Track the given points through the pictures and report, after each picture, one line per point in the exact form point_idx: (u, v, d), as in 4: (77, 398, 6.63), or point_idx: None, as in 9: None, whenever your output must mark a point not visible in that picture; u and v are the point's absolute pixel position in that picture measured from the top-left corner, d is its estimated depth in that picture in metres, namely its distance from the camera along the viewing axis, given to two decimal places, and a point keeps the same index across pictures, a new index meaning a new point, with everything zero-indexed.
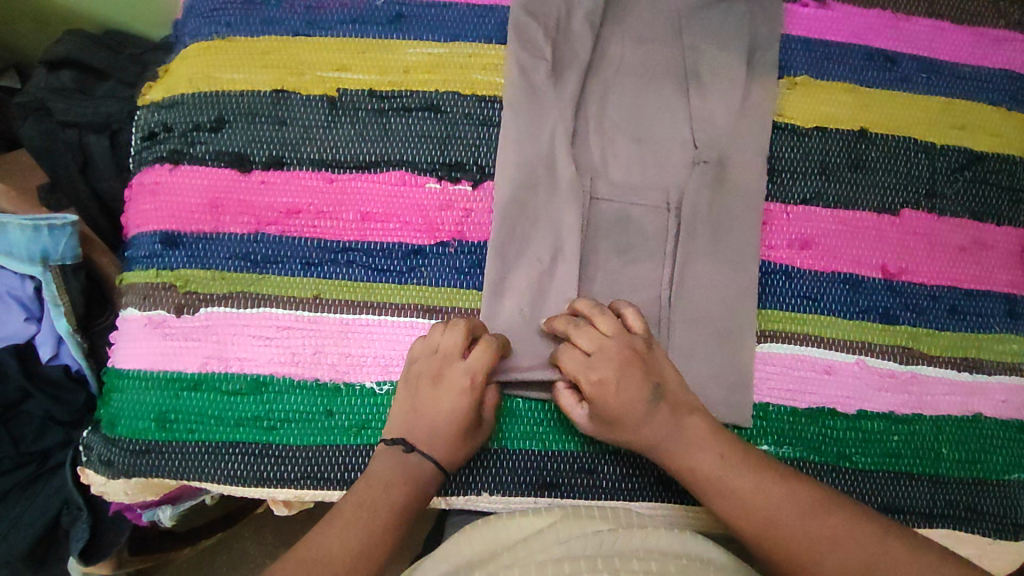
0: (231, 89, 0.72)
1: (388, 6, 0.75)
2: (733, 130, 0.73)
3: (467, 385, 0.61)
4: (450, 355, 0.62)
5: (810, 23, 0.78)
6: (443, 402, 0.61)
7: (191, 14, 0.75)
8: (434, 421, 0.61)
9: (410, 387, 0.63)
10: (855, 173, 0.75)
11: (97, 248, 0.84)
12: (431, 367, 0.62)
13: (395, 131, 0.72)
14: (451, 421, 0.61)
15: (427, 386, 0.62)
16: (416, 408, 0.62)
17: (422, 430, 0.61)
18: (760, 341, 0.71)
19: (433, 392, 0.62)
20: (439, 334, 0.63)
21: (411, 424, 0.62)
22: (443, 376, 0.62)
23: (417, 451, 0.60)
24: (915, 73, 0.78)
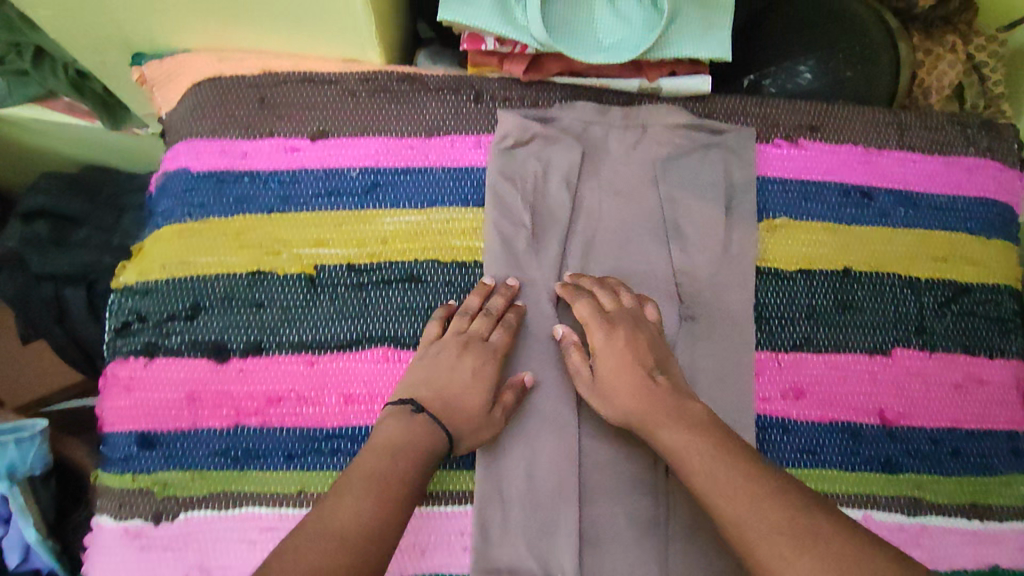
0: (205, 274, 0.70)
1: (363, 176, 0.73)
2: (715, 277, 0.73)
3: (491, 356, 0.66)
4: (476, 335, 0.66)
5: (785, 163, 0.78)
6: (461, 372, 0.64)
7: (163, 193, 0.74)
8: (453, 385, 0.64)
9: (428, 359, 0.65)
10: (843, 315, 0.75)
11: (71, 446, 0.88)
12: (455, 342, 0.66)
13: (375, 305, 0.70)
14: (471, 390, 0.64)
15: (446, 354, 0.65)
16: (439, 372, 0.64)
17: (431, 394, 0.63)
18: (846, 507, 0.69)
19: (455, 360, 0.64)
20: (466, 322, 0.67)
21: (425, 387, 0.63)
22: (466, 350, 0.65)
23: (426, 413, 0.61)
24: (893, 207, 0.77)
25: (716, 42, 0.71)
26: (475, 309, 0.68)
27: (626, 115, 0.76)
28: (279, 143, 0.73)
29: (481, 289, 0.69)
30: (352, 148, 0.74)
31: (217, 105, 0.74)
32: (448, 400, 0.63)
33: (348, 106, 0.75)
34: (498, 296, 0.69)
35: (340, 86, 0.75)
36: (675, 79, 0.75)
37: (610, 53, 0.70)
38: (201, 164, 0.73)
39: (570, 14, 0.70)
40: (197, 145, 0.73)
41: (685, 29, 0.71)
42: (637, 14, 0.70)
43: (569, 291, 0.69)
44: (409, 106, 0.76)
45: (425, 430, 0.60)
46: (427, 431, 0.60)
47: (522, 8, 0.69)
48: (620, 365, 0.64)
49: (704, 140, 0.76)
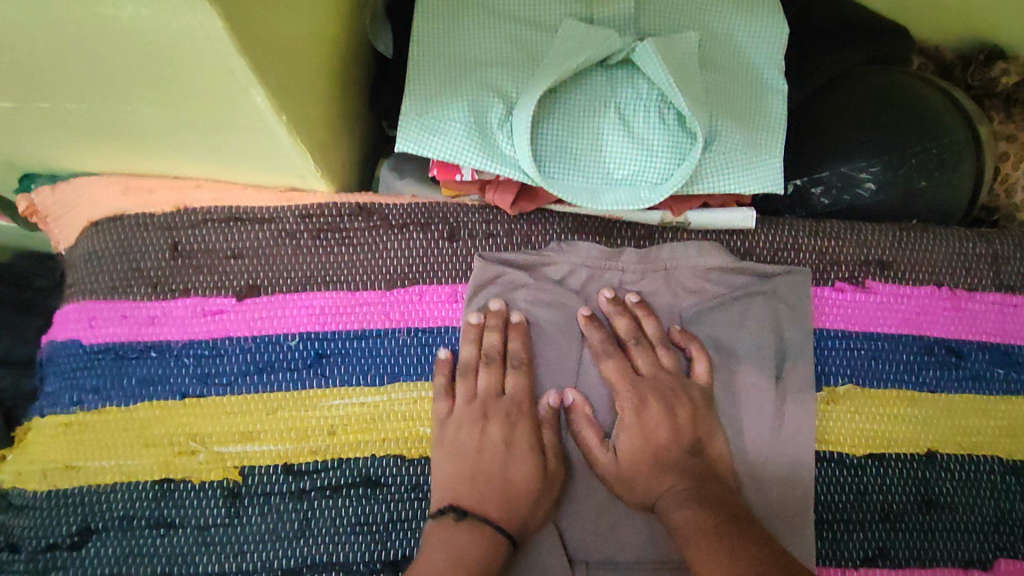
0: (100, 484, 0.54)
1: (305, 345, 0.57)
2: (758, 470, 0.57)
3: (515, 414, 0.56)
4: (489, 395, 0.56)
5: (848, 311, 0.61)
6: (489, 451, 0.54)
7: (51, 369, 0.58)
8: (494, 476, 0.54)
9: (448, 443, 0.55)
10: (928, 516, 0.58)
11: None
12: (471, 413, 0.55)
13: (319, 523, 0.54)
14: (500, 463, 0.54)
15: (469, 431, 0.55)
16: (470, 452, 0.54)
17: (471, 494, 0.53)
18: None
19: (480, 440, 0.54)
20: (498, 380, 0.56)
21: (466, 488, 0.53)
22: (488, 419, 0.55)
23: (473, 518, 0.51)
24: (988, 367, 0.61)
25: (761, 176, 0.55)
26: (498, 324, 0.57)
27: (641, 256, 0.59)
28: (196, 305, 0.57)
29: (499, 321, 0.57)
30: (290, 309, 0.57)
31: (119, 254, 0.58)
32: (502, 486, 0.53)
33: (287, 252, 0.58)
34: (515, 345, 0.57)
35: (276, 227, 0.58)
36: (707, 212, 0.58)
37: (623, 190, 0.53)
38: (96, 336, 0.57)
39: (570, 136, 0.53)
40: (91, 308, 0.57)
41: (721, 156, 0.54)
42: (660, 138, 0.53)
43: (596, 335, 0.57)
44: (365, 249, 0.59)
45: (474, 523, 0.51)
46: (475, 535, 0.50)
47: (505, 135, 0.52)
48: (643, 443, 0.54)
49: (746, 286, 0.59)
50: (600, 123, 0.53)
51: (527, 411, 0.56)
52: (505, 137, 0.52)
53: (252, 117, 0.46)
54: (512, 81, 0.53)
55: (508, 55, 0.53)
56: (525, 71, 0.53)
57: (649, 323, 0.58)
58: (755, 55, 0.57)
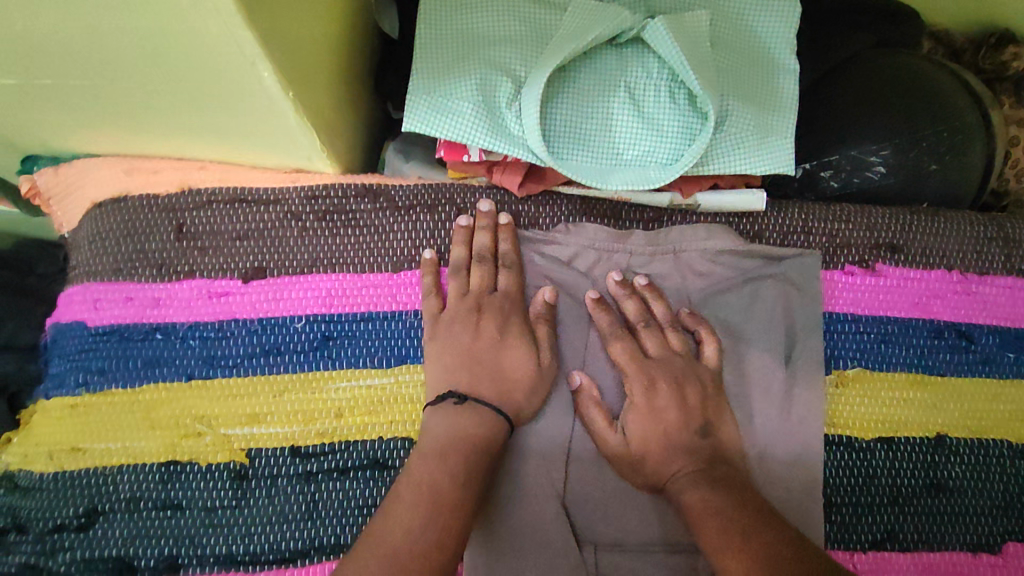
0: (106, 466, 0.54)
1: (311, 328, 0.56)
2: (767, 454, 0.56)
3: (508, 306, 0.56)
4: (482, 292, 0.56)
5: (858, 295, 0.60)
6: (483, 338, 0.55)
7: (56, 351, 0.57)
8: (492, 369, 0.54)
9: (444, 334, 0.55)
10: (936, 500, 0.58)
11: None
12: (465, 308, 0.55)
13: (327, 505, 0.54)
14: (494, 362, 0.54)
15: (463, 324, 0.55)
16: (465, 341, 0.54)
17: (470, 382, 0.53)
18: None
19: (474, 329, 0.55)
20: (489, 271, 0.57)
21: (464, 374, 0.53)
22: (482, 312, 0.55)
23: (473, 401, 0.52)
24: (998, 352, 0.61)
25: (772, 157, 0.54)
26: (489, 225, 0.58)
27: (650, 239, 0.59)
28: (201, 287, 0.57)
29: (489, 222, 0.58)
30: (296, 291, 0.57)
31: (124, 236, 0.58)
32: (497, 374, 0.54)
33: (293, 235, 0.58)
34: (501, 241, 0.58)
35: (281, 208, 0.58)
36: (717, 194, 0.58)
37: (632, 170, 0.53)
38: (101, 317, 0.57)
39: (580, 116, 0.52)
40: (96, 290, 0.57)
41: (732, 136, 0.53)
42: (671, 118, 0.52)
43: (605, 318, 0.57)
44: (372, 231, 0.58)
45: (479, 413, 0.51)
46: (476, 419, 0.51)
47: (514, 114, 0.51)
48: (653, 426, 0.54)
49: (756, 269, 0.59)
50: (610, 102, 0.52)
51: (519, 305, 0.57)
52: (514, 116, 0.51)
53: (260, 95, 0.45)
54: (521, 61, 0.52)
55: (517, 34, 0.53)
56: (534, 51, 0.52)
57: (658, 305, 0.58)
58: (767, 35, 0.56)
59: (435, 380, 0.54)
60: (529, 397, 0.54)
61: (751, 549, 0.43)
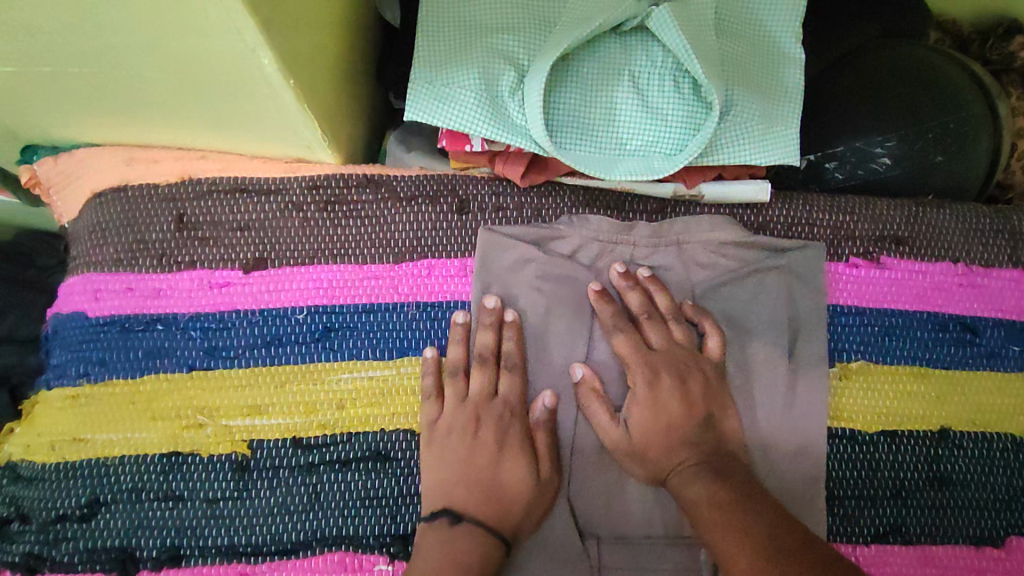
0: (108, 457, 0.54)
1: (313, 319, 0.56)
2: (770, 445, 0.56)
3: (506, 416, 0.55)
4: (482, 399, 0.55)
5: (863, 287, 0.60)
6: (480, 455, 0.53)
7: (57, 341, 0.57)
8: (489, 475, 0.53)
9: (439, 445, 0.53)
10: (940, 493, 0.57)
11: None
12: (465, 416, 0.54)
13: (329, 496, 0.54)
14: (491, 483, 0.53)
15: (461, 434, 0.54)
16: (462, 450, 0.53)
17: (466, 497, 0.52)
18: None
19: (472, 446, 0.53)
20: (489, 384, 0.56)
21: (462, 491, 0.52)
22: (481, 423, 0.54)
23: (465, 522, 0.50)
24: (1003, 344, 0.60)
25: (777, 146, 0.53)
26: (493, 322, 0.56)
27: (653, 230, 0.59)
28: (202, 277, 0.57)
29: (493, 319, 0.56)
30: (297, 282, 0.57)
31: (124, 226, 0.57)
32: (493, 488, 0.52)
33: (294, 225, 0.58)
34: (507, 341, 0.56)
35: (282, 198, 0.58)
36: (721, 185, 0.57)
37: (636, 161, 0.52)
38: (102, 308, 0.56)
39: (584, 106, 0.52)
40: (96, 281, 0.57)
41: (736, 126, 0.53)
42: (675, 107, 0.51)
43: (608, 310, 0.56)
44: (373, 222, 0.58)
45: (468, 541, 0.49)
46: (472, 539, 0.49)
47: (516, 103, 0.51)
48: (656, 417, 0.53)
49: (760, 261, 0.59)
50: (614, 92, 0.52)
51: (519, 417, 0.55)
52: (516, 105, 0.51)
53: (261, 83, 0.45)
54: (523, 49, 0.52)
55: (519, 21, 0.52)
56: (537, 38, 0.52)
57: (660, 297, 0.57)
58: (771, 23, 0.55)
59: (430, 498, 0.52)
60: (525, 517, 0.52)
61: (755, 540, 0.43)
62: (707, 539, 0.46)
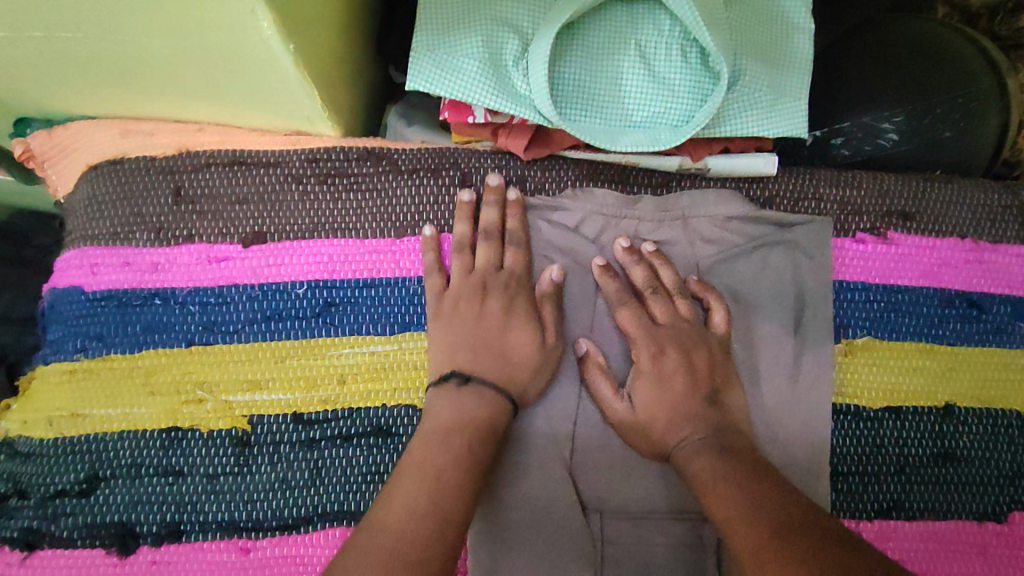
0: (106, 431, 0.54)
1: (313, 294, 0.55)
2: (775, 421, 0.56)
3: (513, 286, 0.55)
4: (488, 270, 0.56)
5: (869, 262, 0.59)
6: (488, 320, 0.54)
7: (54, 316, 0.56)
8: (495, 340, 0.54)
9: (447, 318, 0.54)
10: (944, 469, 0.57)
11: None
12: (470, 286, 0.55)
13: (330, 471, 0.53)
14: (498, 349, 0.53)
15: (468, 304, 0.54)
16: (470, 325, 0.54)
17: (473, 361, 0.53)
18: None
19: (479, 312, 0.54)
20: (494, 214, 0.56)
21: (469, 355, 0.53)
22: (487, 293, 0.55)
23: (475, 382, 0.51)
24: (1009, 321, 0.60)
25: (785, 119, 0.53)
26: (497, 201, 0.56)
27: (658, 205, 0.58)
28: (200, 251, 0.56)
29: (497, 197, 0.56)
30: (298, 255, 0.56)
31: (121, 200, 0.56)
32: (500, 353, 0.53)
33: (294, 198, 0.57)
34: (511, 218, 0.56)
35: (282, 171, 0.57)
36: (728, 158, 0.57)
37: (642, 132, 0.51)
38: (99, 283, 0.56)
39: (590, 76, 0.51)
40: (93, 255, 0.56)
41: (744, 97, 0.52)
42: (682, 78, 0.51)
43: (611, 284, 0.56)
44: (373, 195, 0.57)
45: (476, 409, 0.50)
46: (478, 400, 0.50)
47: (521, 73, 0.50)
48: (661, 392, 0.53)
49: (766, 236, 0.58)
50: (620, 60, 0.51)
51: (525, 284, 0.56)
52: (520, 74, 0.50)
53: (260, 51, 0.43)
54: (528, 18, 0.51)
55: None
56: (542, 7, 0.51)
57: (665, 271, 0.57)
58: None
59: (437, 364, 0.53)
60: (534, 379, 0.54)
61: (762, 512, 0.43)
62: (712, 511, 0.45)
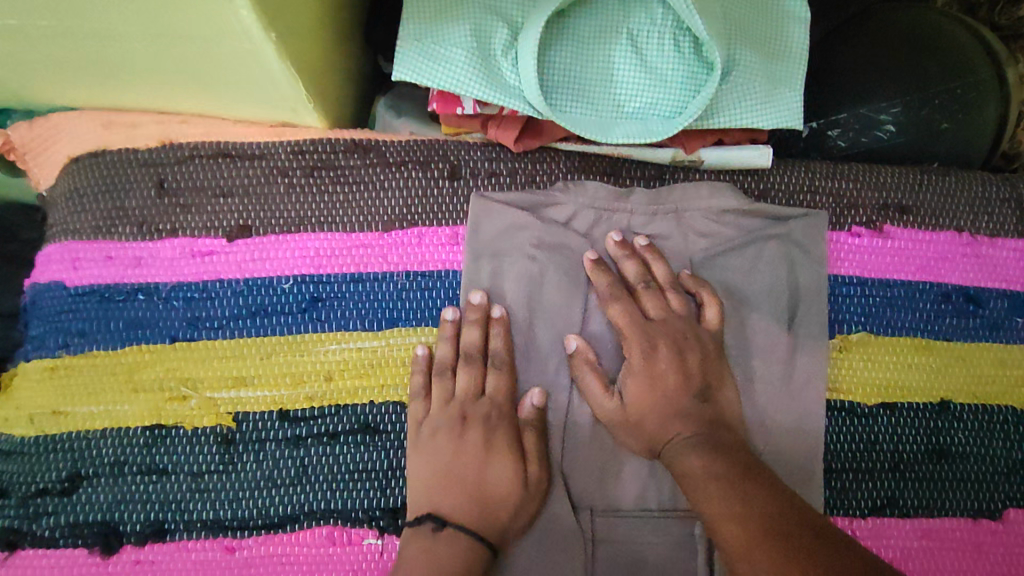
0: (89, 429, 0.53)
1: (299, 289, 0.54)
2: (768, 418, 0.55)
3: (494, 417, 0.53)
4: (467, 400, 0.53)
5: (865, 257, 0.58)
6: (467, 461, 0.51)
7: (35, 311, 0.55)
8: (474, 479, 0.51)
9: (425, 449, 0.52)
10: (938, 466, 0.57)
11: None
12: (450, 416, 0.52)
13: (316, 470, 0.52)
14: (476, 494, 0.50)
15: (447, 435, 0.52)
16: (449, 458, 0.51)
17: (451, 500, 0.50)
18: None
19: (457, 446, 0.51)
20: (478, 382, 0.54)
21: (445, 492, 0.50)
22: (467, 424, 0.52)
23: (451, 527, 0.48)
24: (1006, 316, 0.59)
25: (780, 110, 0.52)
26: (479, 319, 0.54)
27: (651, 197, 0.57)
28: (184, 245, 0.55)
29: (479, 316, 0.54)
30: (284, 250, 0.55)
31: (103, 193, 0.55)
32: (479, 491, 0.50)
33: (279, 191, 0.56)
34: (495, 338, 0.54)
35: (267, 163, 0.56)
36: (721, 150, 0.56)
37: (634, 124, 0.50)
38: (81, 278, 0.54)
39: (581, 65, 0.50)
40: (74, 249, 0.55)
41: (738, 88, 0.51)
42: (675, 67, 0.49)
43: (603, 280, 0.55)
44: (361, 189, 0.56)
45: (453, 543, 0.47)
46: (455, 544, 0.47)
47: (510, 62, 0.49)
48: (653, 389, 0.52)
49: (761, 229, 0.57)
50: (611, 50, 0.50)
51: (506, 413, 0.53)
52: (510, 64, 0.49)
53: (241, 40, 0.42)
54: (517, 6, 0.49)
55: None
56: None
57: (658, 266, 0.56)
58: None
59: (415, 501, 0.51)
60: (517, 437, 0.52)
61: (753, 512, 0.42)
62: (704, 510, 0.45)
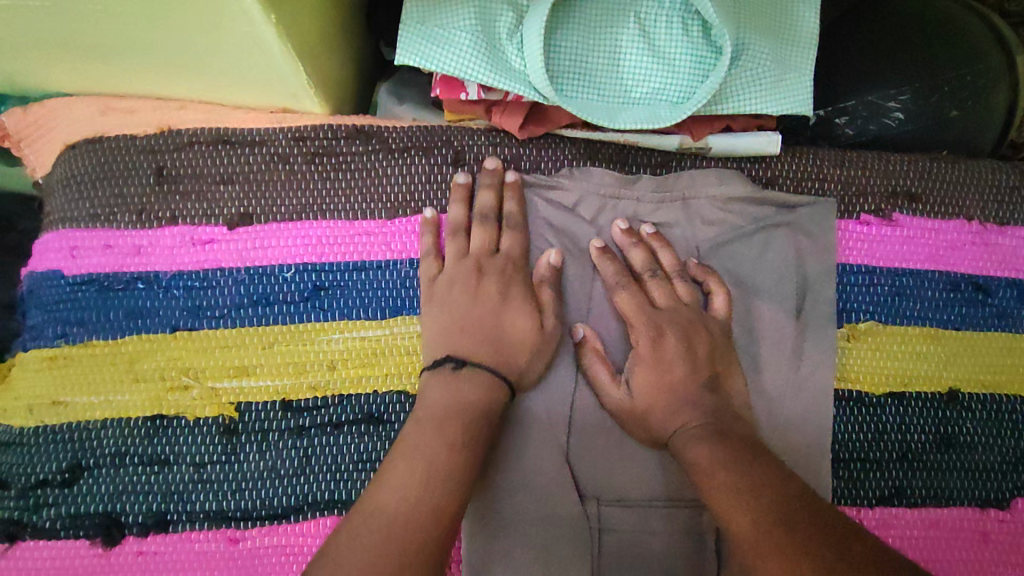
0: (89, 418, 0.52)
1: (302, 277, 0.54)
2: (776, 408, 0.55)
3: (510, 270, 0.54)
4: (483, 253, 0.54)
5: (873, 245, 0.58)
6: (484, 302, 0.52)
7: (33, 301, 0.54)
8: (489, 322, 0.52)
9: (442, 302, 0.52)
10: (947, 456, 0.56)
11: None
12: (466, 269, 0.53)
13: (320, 459, 0.52)
14: (494, 340, 0.51)
15: (462, 286, 0.52)
16: (466, 303, 0.52)
17: (466, 343, 0.51)
18: None
19: (473, 296, 0.52)
20: (495, 200, 0.55)
21: (462, 336, 0.51)
22: (483, 274, 0.53)
23: (471, 368, 0.50)
24: (1015, 304, 0.58)
25: (789, 97, 0.51)
26: (494, 183, 0.55)
27: (658, 185, 0.56)
28: (184, 233, 0.54)
29: (494, 181, 0.55)
30: (286, 237, 0.54)
31: (100, 180, 0.54)
32: (496, 338, 0.51)
33: (281, 179, 0.55)
34: (508, 199, 0.55)
35: (268, 150, 0.55)
36: (729, 137, 0.55)
37: (641, 109, 0.49)
38: (79, 267, 0.54)
39: (588, 50, 0.49)
40: (72, 238, 0.54)
41: (746, 74, 0.50)
42: (684, 52, 0.49)
43: (609, 267, 0.54)
44: (363, 174, 0.55)
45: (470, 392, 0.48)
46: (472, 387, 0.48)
47: (515, 47, 0.48)
48: (660, 378, 0.52)
49: (769, 218, 0.56)
50: (619, 34, 0.49)
51: (522, 270, 0.54)
52: (515, 48, 0.48)
53: (240, 22, 0.41)
54: None
55: None
56: None
57: (664, 253, 0.55)
58: None
59: (431, 348, 0.51)
60: None
61: (762, 501, 0.41)
62: (712, 499, 0.44)
